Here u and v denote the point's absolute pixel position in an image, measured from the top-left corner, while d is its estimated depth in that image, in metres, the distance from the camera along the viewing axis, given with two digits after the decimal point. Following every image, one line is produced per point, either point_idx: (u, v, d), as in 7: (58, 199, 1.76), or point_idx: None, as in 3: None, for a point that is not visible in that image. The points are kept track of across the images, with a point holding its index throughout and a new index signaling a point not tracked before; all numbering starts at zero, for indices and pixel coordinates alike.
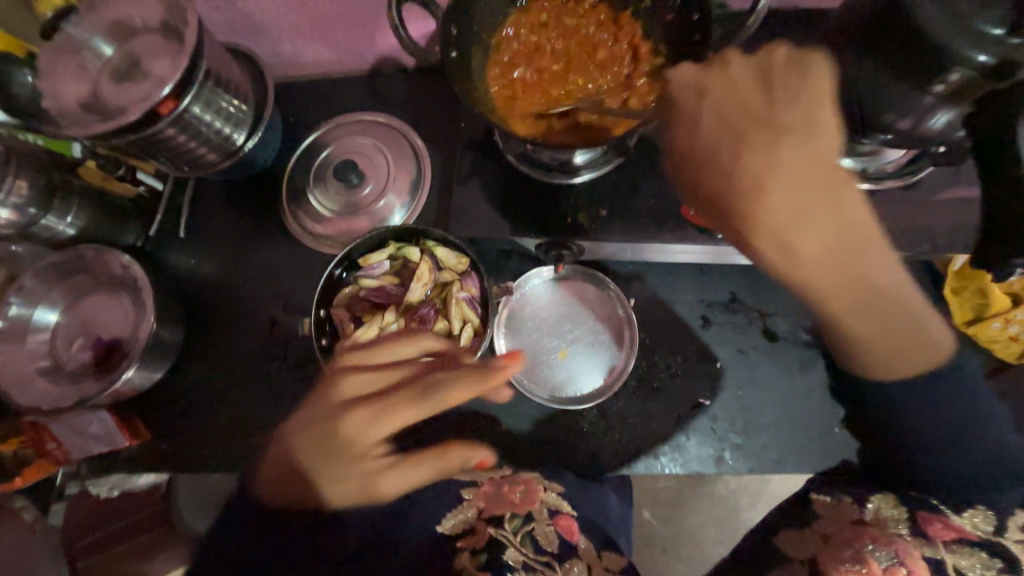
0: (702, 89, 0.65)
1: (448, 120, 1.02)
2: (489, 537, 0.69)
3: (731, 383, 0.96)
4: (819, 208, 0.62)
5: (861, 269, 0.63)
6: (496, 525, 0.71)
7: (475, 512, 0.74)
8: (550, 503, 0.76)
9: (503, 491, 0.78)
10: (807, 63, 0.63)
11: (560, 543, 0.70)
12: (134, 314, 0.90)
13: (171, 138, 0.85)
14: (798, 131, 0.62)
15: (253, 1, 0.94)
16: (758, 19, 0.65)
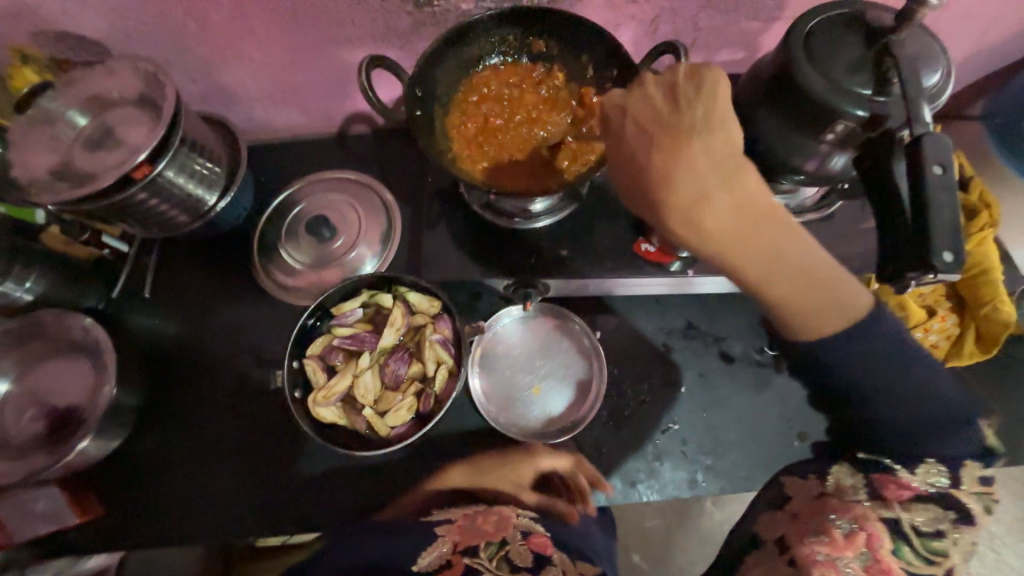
0: (624, 106, 0.68)
1: (413, 174, 1.08)
2: (465, 567, 0.62)
3: (696, 406, 0.93)
4: (740, 205, 0.64)
5: (807, 268, 0.65)
6: (473, 553, 0.65)
7: (450, 546, 0.66)
8: (522, 525, 0.70)
9: (478, 521, 0.70)
10: (701, 76, 0.66)
11: (534, 558, 0.65)
12: (93, 379, 0.90)
13: (144, 203, 0.86)
14: (701, 138, 0.64)
15: (229, 74, 0.97)
16: None
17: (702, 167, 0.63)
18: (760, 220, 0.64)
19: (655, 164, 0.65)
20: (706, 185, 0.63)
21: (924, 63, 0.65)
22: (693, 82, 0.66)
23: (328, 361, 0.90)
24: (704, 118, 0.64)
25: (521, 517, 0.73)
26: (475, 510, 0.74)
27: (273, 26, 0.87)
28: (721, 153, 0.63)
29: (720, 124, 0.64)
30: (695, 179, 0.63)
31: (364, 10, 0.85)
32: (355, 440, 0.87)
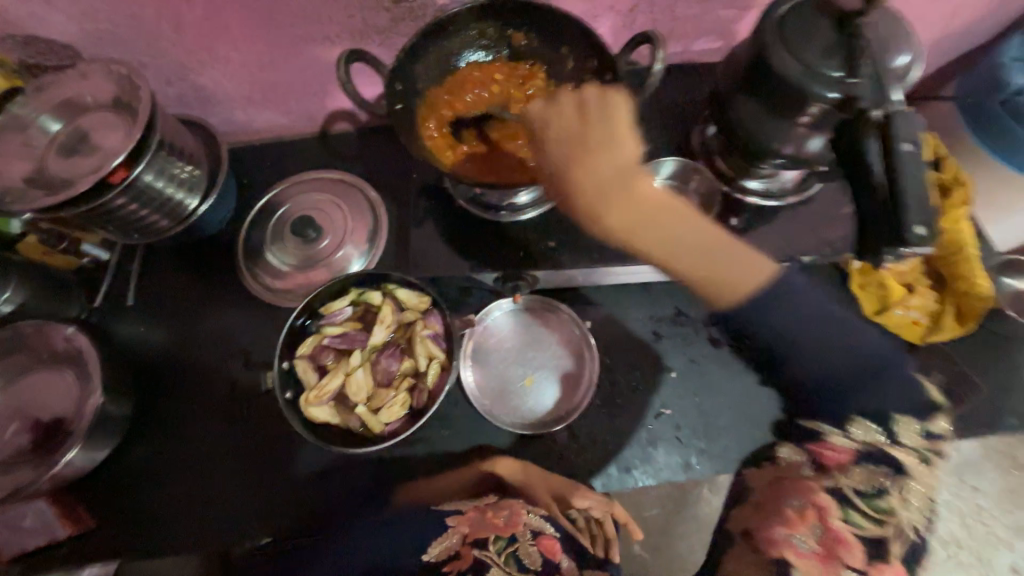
0: (541, 123, 0.75)
1: (398, 172, 1.07)
2: (473, 560, 0.68)
3: (686, 391, 0.94)
4: (645, 204, 0.68)
5: (707, 247, 0.67)
6: (482, 546, 0.70)
7: (459, 538, 0.71)
8: (532, 524, 0.73)
9: (487, 516, 0.74)
10: (607, 99, 0.72)
11: (543, 561, 0.69)
12: (78, 389, 0.89)
13: (124, 208, 0.85)
14: (606, 149, 0.70)
15: (206, 75, 0.96)
16: (656, 79, 0.75)
17: (604, 168, 0.69)
18: (659, 210, 0.68)
19: (564, 175, 0.71)
20: (607, 183, 0.69)
21: (894, 44, 0.66)
22: (600, 104, 0.72)
23: (319, 361, 0.89)
24: (605, 133, 0.70)
25: (531, 514, 0.75)
26: (486, 502, 0.77)
27: (249, 24, 0.86)
28: (624, 161, 0.69)
29: (620, 135, 0.70)
30: (594, 181, 0.69)
31: (341, 6, 0.84)
32: (349, 439, 0.86)
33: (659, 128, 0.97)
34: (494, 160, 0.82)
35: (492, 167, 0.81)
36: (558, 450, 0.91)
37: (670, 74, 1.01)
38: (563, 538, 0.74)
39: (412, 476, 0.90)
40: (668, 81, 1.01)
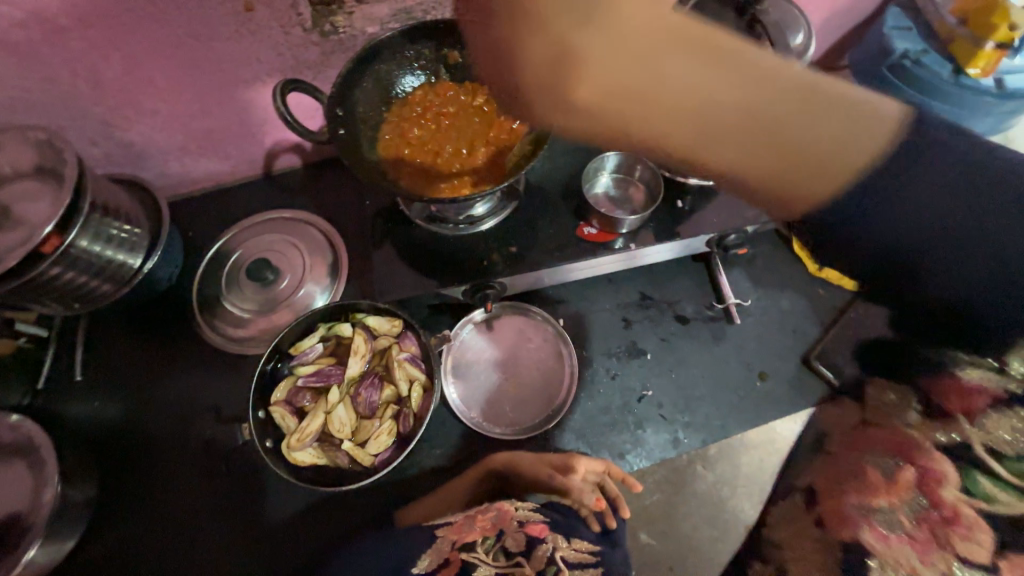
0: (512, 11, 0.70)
1: (350, 202, 1.07)
2: (462, 562, 0.65)
3: (663, 370, 0.98)
4: (676, 52, 0.48)
5: (754, 131, 0.48)
6: (470, 548, 0.68)
7: (449, 544, 0.69)
8: (519, 515, 0.74)
9: (475, 518, 0.75)
10: None
11: (528, 540, 0.69)
12: (30, 480, 0.81)
13: (60, 279, 0.80)
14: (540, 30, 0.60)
15: (134, 131, 0.93)
16: None
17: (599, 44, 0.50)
18: (713, 85, 0.48)
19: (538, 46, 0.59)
20: (661, 52, 0.48)
21: (788, 27, 0.74)
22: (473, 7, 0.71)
23: (297, 404, 0.87)
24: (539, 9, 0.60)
25: (521, 509, 0.76)
26: (476, 511, 0.78)
27: (176, 75, 0.84)
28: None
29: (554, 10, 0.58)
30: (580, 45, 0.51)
31: (269, 46, 0.84)
32: (338, 477, 0.83)
33: None
34: (447, 176, 0.86)
35: (444, 184, 0.85)
36: (550, 449, 0.92)
37: None
38: (554, 523, 0.73)
39: (407, 501, 0.89)
40: None
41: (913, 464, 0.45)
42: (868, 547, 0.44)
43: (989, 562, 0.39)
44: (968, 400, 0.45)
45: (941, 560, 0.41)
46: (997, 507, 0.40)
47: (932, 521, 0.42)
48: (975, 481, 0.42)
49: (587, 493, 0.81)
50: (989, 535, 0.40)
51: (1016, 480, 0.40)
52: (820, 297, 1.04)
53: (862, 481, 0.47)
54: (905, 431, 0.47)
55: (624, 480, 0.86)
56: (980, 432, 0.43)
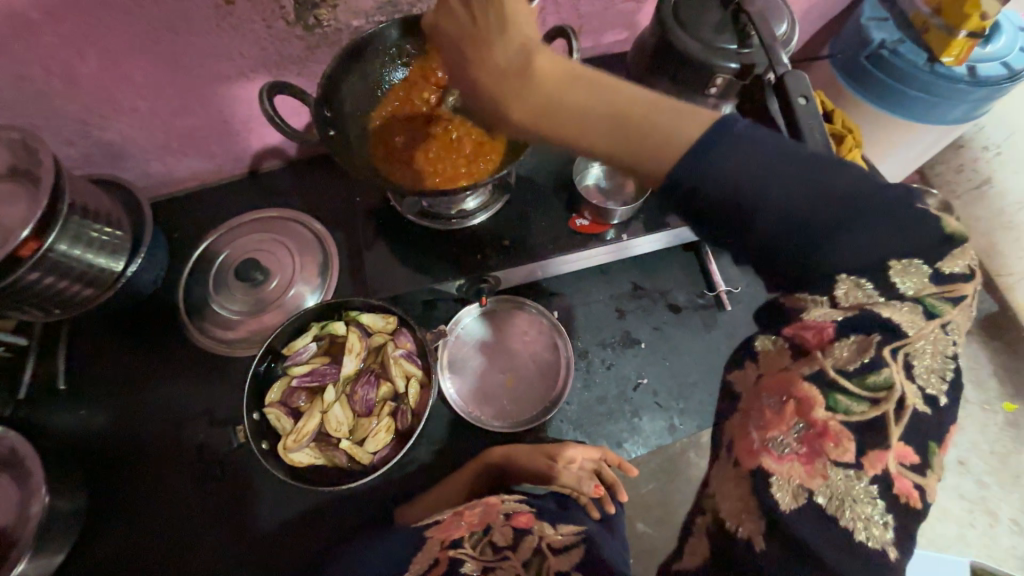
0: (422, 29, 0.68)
1: (339, 199, 1.05)
2: (450, 561, 0.67)
3: (657, 359, 0.99)
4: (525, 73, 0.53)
5: (607, 119, 0.49)
6: (457, 545, 0.69)
7: (438, 545, 0.70)
8: (505, 509, 0.75)
9: (462, 514, 0.75)
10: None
11: (515, 533, 0.71)
12: (16, 492, 0.79)
13: (39, 284, 0.77)
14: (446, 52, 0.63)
15: (112, 129, 0.90)
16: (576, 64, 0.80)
17: (499, 63, 0.55)
18: (566, 88, 0.51)
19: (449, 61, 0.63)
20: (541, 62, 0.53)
21: (772, 16, 0.75)
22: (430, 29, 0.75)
23: (292, 404, 0.85)
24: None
25: (508, 502, 0.78)
26: (463, 507, 0.78)
27: (155, 71, 0.82)
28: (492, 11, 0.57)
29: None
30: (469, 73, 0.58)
31: (252, 41, 0.82)
32: (337, 477, 0.83)
33: None
34: (439, 171, 0.85)
35: (436, 179, 0.84)
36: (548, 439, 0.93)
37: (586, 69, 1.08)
38: (540, 512, 0.77)
39: (407, 497, 0.89)
40: None
41: (793, 395, 0.42)
42: (766, 468, 0.41)
43: (857, 461, 0.39)
44: (814, 332, 0.43)
45: (823, 468, 0.39)
46: (852, 417, 0.40)
47: (810, 437, 0.41)
48: (836, 399, 0.41)
49: (587, 482, 0.85)
50: (854, 444, 0.40)
51: (867, 392, 0.40)
52: None
53: (758, 418, 0.43)
54: (784, 371, 0.44)
55: (620, 467, 0.89)
56: (832, 359, 0.42)
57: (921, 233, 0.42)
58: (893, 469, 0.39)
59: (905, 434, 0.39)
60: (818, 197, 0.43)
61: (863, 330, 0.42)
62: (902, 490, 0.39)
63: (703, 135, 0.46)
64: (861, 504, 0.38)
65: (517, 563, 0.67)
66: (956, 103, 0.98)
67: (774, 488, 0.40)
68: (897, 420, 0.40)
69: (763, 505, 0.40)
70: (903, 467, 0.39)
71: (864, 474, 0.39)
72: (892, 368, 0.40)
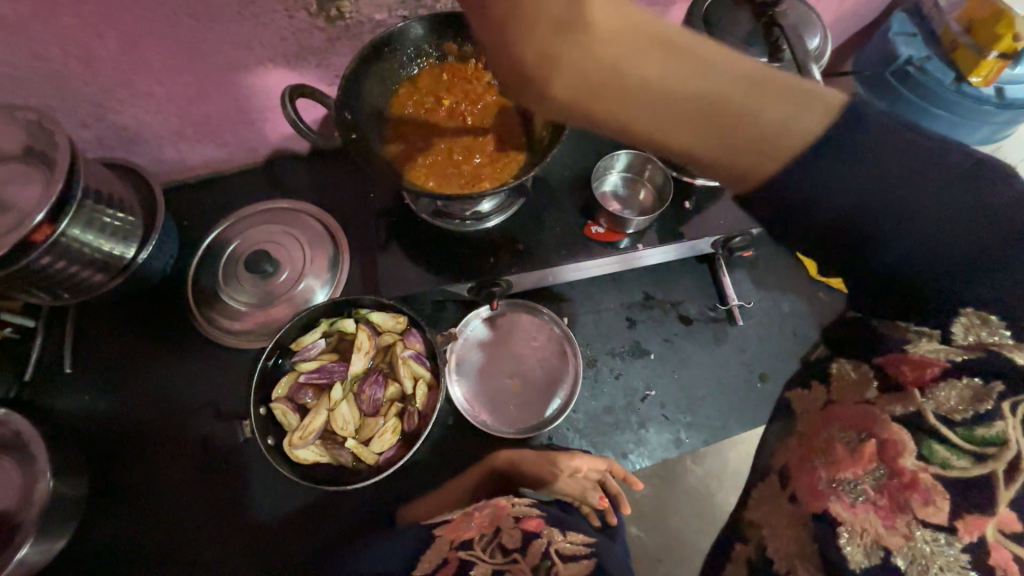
0: None
1: (352, 194, 1.04)
2: (460, 561, 0.65)
3: (665, 370, 0.99)
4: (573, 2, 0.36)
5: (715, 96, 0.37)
6: (466, 546, 0.67)
7: (447, 545, 0.69)
8: (515, 512, 0.74)
9: (471, 516, 0.74)
10: None
11: (523, 537, 0.69)
12: (20, 476, 0.79)
13: (50, 268, 0.76)
14: None
15: (128, 113, 0.89)
16: None
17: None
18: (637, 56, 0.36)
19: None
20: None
21: (805, 29, 0.74)
22: None
23: (298, 400, 0.85)
24: None
25: (518, 505, 0.77)
26: (472, 508, 0.78)
27: (174, 57, 0.81)
28: None
29: None
30: None
31: (273, 30, 0.81)
32: (341, 475, 0.83)
33: None
34: (457, 172, 0.84)
35: (454, 181, 0.83)
36: (552, 446, 0.93)
37: None
38: (551, 517, 0.75)
39: (409, 497, 0.89)
40: None
41: (874, 435, 0.43)
42: (836, 515, 0.43)
43: (947, 523, 0.38)
44: (918, 369, 0.43)
45: (904, 527, 0.40)
46: (951, 471, 0.39)
47: (890, 487, 0.41)
48: (932, 448, 0.40)
49: (592, 493, 0.86)
50: (947, 503, 0.39)
51: (971, 446, 0.39)
52: (820, 299, 1.05)
53: (830, 455, 0.45)
54: (868, 406, 0.45)
55: (625, 479, 0.89)
56: (931, 402, 0.41)
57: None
58: (988, 536, 0.37)
59: (1015, 504, 0.37)
60: (932, 224, 0.38)
61: (979, 378, 0.40)
62: (995, 562, 0.36)
63: (823, 135, 0.37)
64: (945, 573, 0.38)
65: (525, 567, 0.65)
66: (979, 124, 0.96)
67: (842, 538, 0.42)
68: (1006, 484, 0.37)
69: (829, 562, 0.42)
70: (1004, 535, 0.37)
71: (954, 538, 0.38)
72: (1007, 422, 0.38)
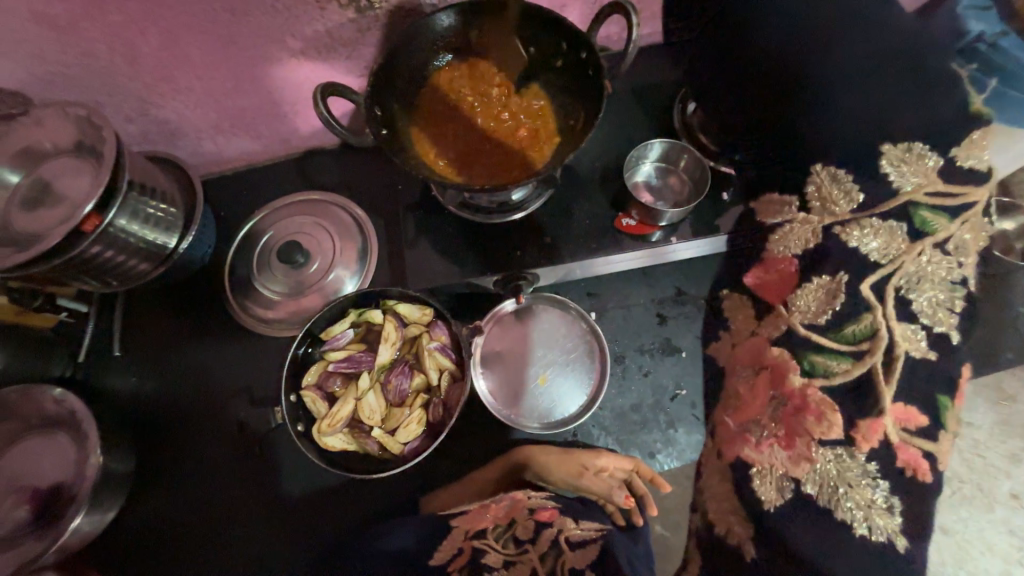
0: None
1: (383, 185, 1.05)
2: (472, 550, 0.68)
3: (698, 369, 0.95)
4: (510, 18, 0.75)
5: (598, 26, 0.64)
6: (482, 536, 0.70)
7: (462, 534, 0.69)
8: (532, 504, 0.74)
9: (486, 507, 0.73)
10: None
11: (535, 526, 0.71)
12: (77, 451, 0.85)
13: (100, 257, 0.80)
14: None
15: (169, 108, 0.92)
16: (634, 48, 0.76)
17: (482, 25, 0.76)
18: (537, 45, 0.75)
19: None
20: None
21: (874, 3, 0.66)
22: None
23: (327, 389, 0.87)
24: None
25: (534, 499, 0.75)
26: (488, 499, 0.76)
27: (211, 52, 0.82)
28: None
29: None
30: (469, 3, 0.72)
31: (305, 22, 0.81)
32: (368, 463, 0.84)
33: (639, 110, 0.95)
34: (485, 163, 0.82)
35: (481, 172, 0.81)
36: (576, 443, 0.92)
37: (648, 56, 1.01)
38: (566, 509, 0.75)
39: (430, 488, 0.89)
40: (647, 61, 1.00)
41: (768, 366, 0.58)
42: (750, 460, 0.56)
43: (843, 435, 0.50)
44: (782, 274, 0.60)
45: (808, 449, 0.51)
46: (834, 378, 0.52)
47: (788, 416, 0.54)
48: (814, 362, 0.53)
49: (618, 491, 0.84)
50: (841, 417, 0.50)
51: (848, 346, 0.52)
52: None
53: (735, 401, 0.63)
54: (755, 338, 0.63)
55: (652, 480, 0.86)
56: (800, 313, 0.56)
57: (940, 118, 0.54)
58: (894, 438, 0.49)
59: (900, 398, 0.49)
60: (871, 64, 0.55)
61: (829, 276, 0.55)
62: (908, 462, 0.48)
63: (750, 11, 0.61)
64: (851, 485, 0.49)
65: (535, 558, 0.68)
66: None
67: (758, 483, 0.55)
68: (886, 377, 0.50)
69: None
70: (907, 435, 0.49)
71: (859, 451, 0.49)
72: (874, 316, 0.51)
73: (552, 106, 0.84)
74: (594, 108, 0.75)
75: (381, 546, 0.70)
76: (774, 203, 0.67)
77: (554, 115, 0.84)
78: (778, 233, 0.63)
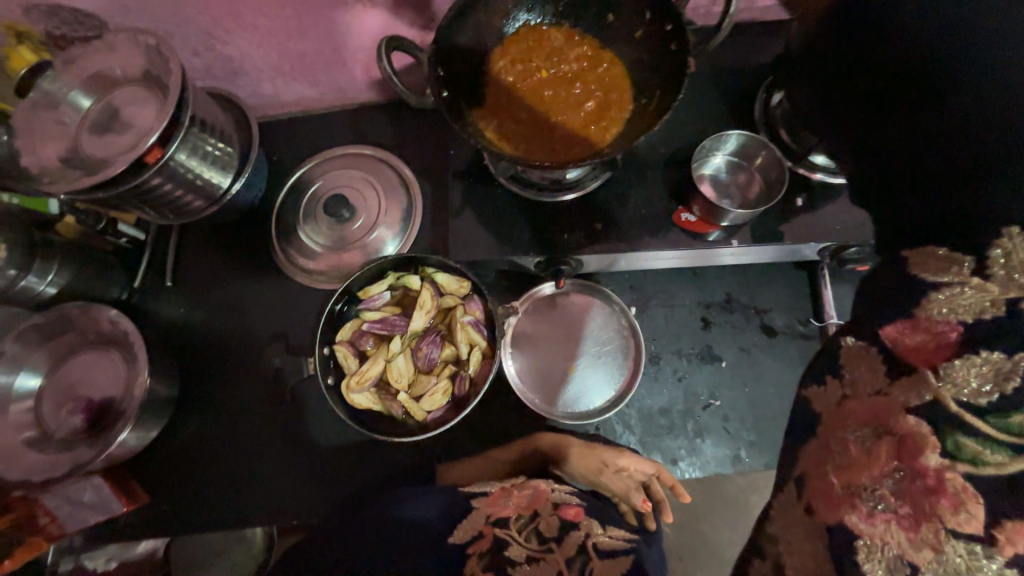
0: None
1: (433, 150, 1.02)
2: (495, 538, 0.64)
3: (736, 383, 0.90)
4: None
5: None
6: (504, 525, 0.67)
7: (484, 518, 0.68)
8: (556, 498, 0.73)
9: (513, 495, 0.74)
10: None
11: (560, 525, 0.67)
12: (126, 371, 0.90)
13: (158, 189, 0.82)
14: None
15: (233, 45, 0.91)
16: (729, 23, 0.68)
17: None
18: None
19: None
20: None
21: None
22: None
23: (359, 346, 0.88)
24: None
25: (557, 492, 0.77)
26: (512, 486, 0.78)
27: None
28: None
29: None
30: None
31: None
32: (392, 424, 0.86)
33: (716, 95, 0.87)
34: (545, 136, 0.77)
35: (540, 146, 0.76)
36: (598, 437, 0.90)
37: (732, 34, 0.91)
38: (589, 510, 0.74)
39: (448, 460, 0.90)
40: (730, 40, 0.91)
41: (892, 432, 0.34)
42: (852, 527, 0.34)
43: (983, 534, 0.31)
44: (933, 336, 0.34)
45: (931, 536, 0.32)
46: (984, 470, 0.31)
47: (913, 491, 0.33)
48: (958, 442, 0.32)
49: (634, 493, 0.81)
50: (983, 509, 0.31)
51: (1010, 437, 0.30)
52: None
53: (839, 457, 0.36)
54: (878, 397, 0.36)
55: (672, 488, 0.83)
56: (949, 388, 0.33)
57: None
58: None
59: None
60: None
61: (1003, 350, 0.31)
62: None
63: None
64: None
65: (561, 559, 0.62)
66: None
67: (861, 555, 0.34)
68: None
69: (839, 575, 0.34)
70: None
71: (993, 550, 0.30)
72: None
73: (626, 81, 0.78)
74: (673, 88, 0.69)
75: (401, 511, 0.72)
76: (938, 257, 0.36)
77: (629, 91, 0.78)
78: (937, 293, 0.35)
